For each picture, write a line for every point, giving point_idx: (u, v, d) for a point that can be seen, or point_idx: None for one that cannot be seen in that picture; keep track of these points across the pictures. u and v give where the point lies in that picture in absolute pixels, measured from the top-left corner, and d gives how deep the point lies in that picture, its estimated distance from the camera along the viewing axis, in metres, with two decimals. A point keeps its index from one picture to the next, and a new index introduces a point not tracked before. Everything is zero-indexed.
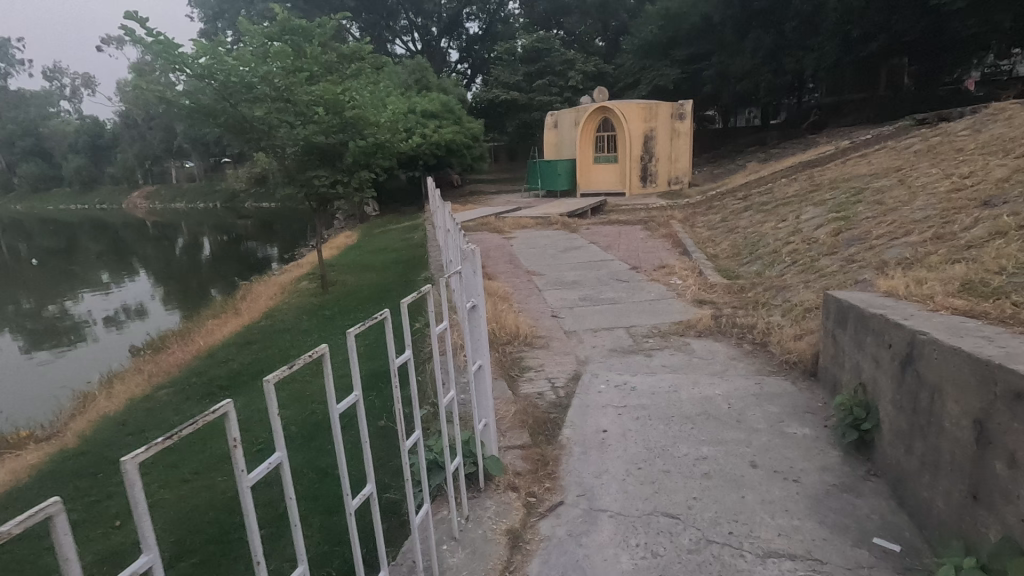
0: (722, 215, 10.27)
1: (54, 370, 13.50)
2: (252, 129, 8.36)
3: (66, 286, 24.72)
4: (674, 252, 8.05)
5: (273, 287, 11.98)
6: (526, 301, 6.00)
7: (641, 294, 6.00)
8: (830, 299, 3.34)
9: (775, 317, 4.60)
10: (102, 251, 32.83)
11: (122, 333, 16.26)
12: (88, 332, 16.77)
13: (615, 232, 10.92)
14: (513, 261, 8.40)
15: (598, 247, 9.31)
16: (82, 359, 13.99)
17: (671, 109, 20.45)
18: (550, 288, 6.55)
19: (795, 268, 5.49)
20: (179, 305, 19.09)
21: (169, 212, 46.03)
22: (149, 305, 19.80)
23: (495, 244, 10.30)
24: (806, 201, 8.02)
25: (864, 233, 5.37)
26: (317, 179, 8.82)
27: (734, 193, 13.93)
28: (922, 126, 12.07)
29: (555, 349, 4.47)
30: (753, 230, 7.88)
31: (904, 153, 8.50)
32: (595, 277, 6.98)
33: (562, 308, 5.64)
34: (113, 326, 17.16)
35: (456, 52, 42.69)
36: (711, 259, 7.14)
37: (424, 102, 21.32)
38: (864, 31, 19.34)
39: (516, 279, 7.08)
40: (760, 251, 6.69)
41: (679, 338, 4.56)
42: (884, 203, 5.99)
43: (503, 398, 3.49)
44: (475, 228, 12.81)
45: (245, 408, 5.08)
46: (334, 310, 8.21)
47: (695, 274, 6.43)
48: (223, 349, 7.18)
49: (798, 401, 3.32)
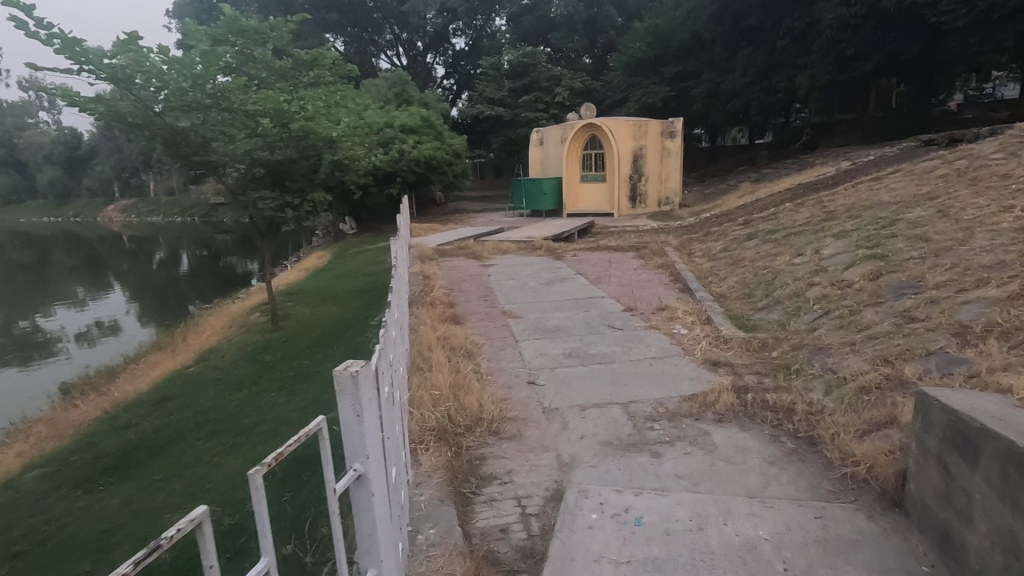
0: (722, 243, 9.31)
1: (18, 388, 12.46)
2: (186, 142, 7.15)
3: (39, 298, 23.52)
4: (673, 290, 7.00)
5: (222, 317, 10.72)
6: (498, 357, 4.88)
7: (639, 350, 4.91)
8: (931, 406, 2.25)
9: (816, 397, 3.53)
10: (76, 263, 31.50)
11: (95, 349, 15.22)
12: (59, 349, 15.65)
13: (603, 260, 9.90)
14: (488, 297, 7.29)
15: (585, 279, 8.24)
16: (45, 378, 12.92)
17: (662, 127, 19.62)
18: (528, 337, 5.41)
19: (829, 322, 4.44)
20: (155, 319, 18.02)
21: (146, 226, 44.48)
22: (124, 319, 18.69)
23: (470, 274, 9.21)
24: (822, 232, 7.04)
25: (916, 280, 4.34)
26: (261, 201, 7.78)
27: (731, 217, 13.04)
28: (931, 148, 11.30)
29: (530, 441, 3.35)
30: (764, 264, 6.86)
31: (927, 178, 7.60)
32: (583, 321, 5.89)
33: (541, 370, 4.53)
34: (86, 342, 16.06)
35: (442, 67, 41.95)
36: (718, 300, 6.10)
37: (403, 117, 20.26)
38: (858, 50, 18.79)
39: (489, 323, 5.96)
40: (777, 293, 5.66)
41: (693, 425, 3.47)
42: (929, 240, 5.00)
43: (447, 548, 2.37)
44: (451, 252, 11.71)
45: (118, 509, 3.88)
46: (279, 352, 7.06)
47: (702, 322, 5.38)
48: (131, 407, 5.91)
49: (887, 558, 2.21)
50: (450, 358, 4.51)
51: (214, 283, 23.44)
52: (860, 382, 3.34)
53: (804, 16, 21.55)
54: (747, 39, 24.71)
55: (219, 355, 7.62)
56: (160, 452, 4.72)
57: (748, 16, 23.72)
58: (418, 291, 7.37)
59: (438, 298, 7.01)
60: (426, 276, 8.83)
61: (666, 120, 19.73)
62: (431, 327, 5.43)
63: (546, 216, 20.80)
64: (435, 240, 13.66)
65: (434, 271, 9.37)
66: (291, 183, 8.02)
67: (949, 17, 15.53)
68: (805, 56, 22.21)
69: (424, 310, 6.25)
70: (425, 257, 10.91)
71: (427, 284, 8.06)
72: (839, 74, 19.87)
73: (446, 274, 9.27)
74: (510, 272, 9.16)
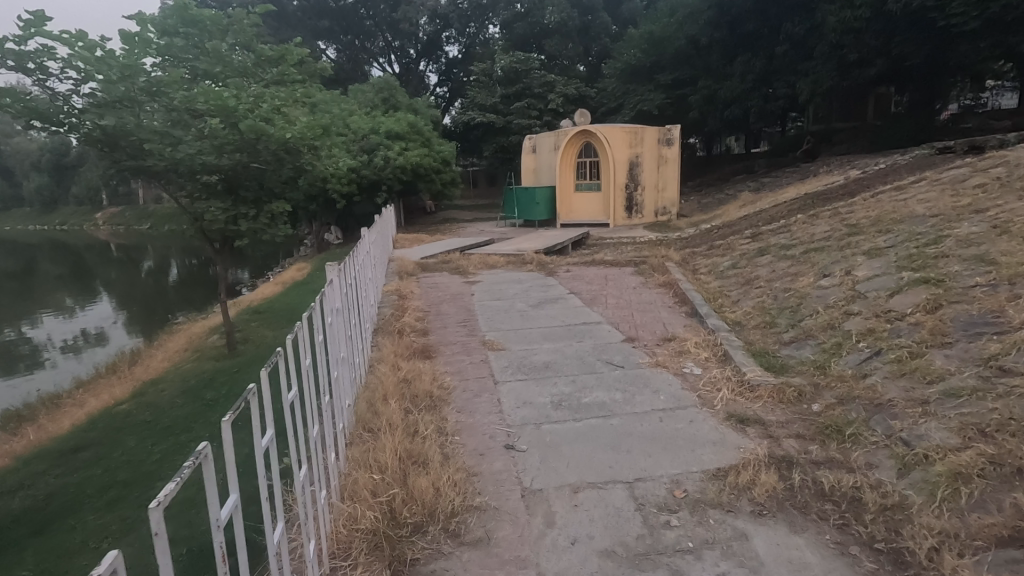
0: (729, 259, 8.46)
1: None
2: (124, 144, 6.31)
3: (23, 305, 22.56)
4: (679, 315, 6.09)
5: (180, 340, 9.72)
6: (471, 407, 3.95)
7: (644, 398, 4.00)
8: None
9: (887, 481, 2.64)
10: (63, 271, 30.49)
11: (81, 358, 14.42)
12: (45, 357, 14.80)
13: (599, 276, 9.02)
14: (468, 323, 6.37)
15: (579, 300, 7.34)
16: (18, 391, 12.07)
17: (658, 134, 18.88)
18: (510, 378, 4.50)
19: (884, 367, 3.55)
20: (142, 327, 17.20)
21: (132, 234, 43.27)
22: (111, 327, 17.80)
23: (451, 293, 8.30)
24: (847, 249, 6.20)
25: (993, 318, 3.47)
26: (209, 214, 6.93)
27: (734, 229, 12.24)
28: (949, 156, 10.54)
29: (500, 550, 2.44)
30: (785, 286, 5.99)
31: (961, 187, 6.79)
32: (577, 355, 5.00)
33: (523, 427, 3.62)
34: (72, 351, 15.21)
35: (435, 75, 41.17)
36: (733, 330, 5.21)
37: (389, 123, 19.41)
38: (860, 56, 18.11)
39: (464, 358, 5.05)
40: (807, 324, 4.77)
41: (725, 522, 2.54)
42: (995, 262, 4.15)
43: None
44: (433, 268, 10.79)
45: None
46: (227, 385, 6.12)
47: (720, 361, 4.49)
48: (33, 463, 4.92)
49: None
50: (407, 414, 3.59)
51: (193, 294, 22.36)
52: (952, 466, 2.46)
53: (804, 22, 20.97)
54: (744, 45, 24.16)
55: (162, 388, 6.66)
56: (39, 533, 3.78)
57: (746, 22, 23.18)
58: (389, 315, 6.47)
59: (409, 324, 6.09)
60: (401, 295, 7.94)
61: (664, 127, 18.98)
62: (392, 366, 4.50)
63: (539, 226, 19.93)
64: (417, 253, 12.72)
65: (411, 289, 8.46)
66: (245, 192, 7.16)
67: (960, 20, 14.90)
68: (806, 62, 21.60)
69: (390, 341, 5.34)
70: (404, 274, 10.01)
71: (401, 305, 7.14)
72: (841, 80, 19.25)
73: (424, 292, 8.35)
74: (493, 290, 8.30)
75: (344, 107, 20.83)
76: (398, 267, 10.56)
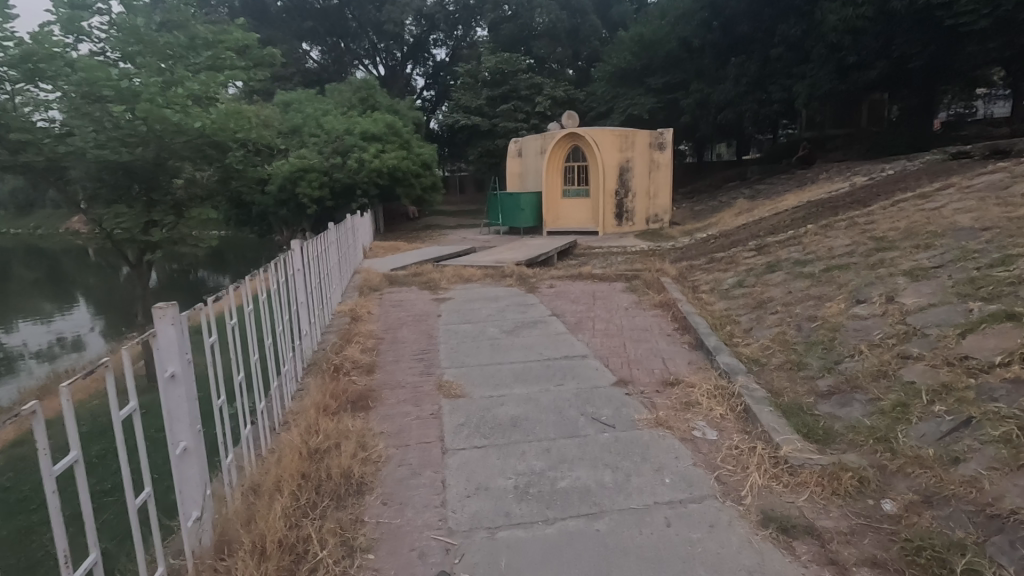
0: (732, 276, 7.42)
1: None
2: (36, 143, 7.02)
3: None
4: (683, 351, 4.98)
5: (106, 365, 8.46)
6: (406, 495, 2.83)
7: (643, 481, 2.89)
8: None
9: None
10: (32, 277, 28.86)
11: (52, 364, 13.34)
12: (17, 363, 13.67)
13: (585, 293, 7.93)
14: (424, 357, 5.23)
15: (562, 324, 6.23)
16: None
17: (649, 138, 17.93)
18: (462, 443, 3.39)
19: (987, 450, 2.50)
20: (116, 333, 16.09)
21: None
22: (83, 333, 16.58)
23: (414, 314, 7.18)
24: (882, 268, 5.19)
25: None
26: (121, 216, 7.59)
27: (734, 241, 11.24)
28: (968, 162, 9.65)
29: None
30: (811, 314, 4.93)
31: (1006, 196, 5.83)
32: (555, 407, 3.88)
33: (471, 536, 2.50)
34: (43, 357, 14.09)
35: (422, 78, 40.08)
36: (755, 375, 4.10)
37: (366, 123, 18.27)
38: (860, 58, 17.46)
39: (408, 411, 3.91)
40: (852, 368, 3.71)
41: None
42: None
43: None
44: (402, 282, 9.66)
45: None
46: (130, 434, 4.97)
47: (743, 422, 3.41)
48: None
49: None
50: (297, 522, 2.46)
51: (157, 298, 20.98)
52: None
53: (799, 23, 20.28)
54: (737, 48, 23.49)
55: (54, 432, 5.50)
56: None
57: (739, 23, 22.53)
58: (333, 345, 5.36)
59: (351, 358, 4.96)
60: (355, 316, 6.83)
61: (655, 131, 18.05)
62: (304, 428, 3.34)
63: (525, 234, 18.85)
64: (387, 265, 11.48)
65: (368, 308, 7.32)
66: (158, 195, 7.94)
67: (969, 18, 14.25)
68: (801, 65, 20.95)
69: (316, 386, 4.16)
70: (366, 289, 8.86)
71: (351, 331, 6.01)
72: (839, 83, 18.56)
73: (384, 313, 7.21)
74: (461, 310, 7.27)
75: (320, 108, 19.79)
76: (362, 282, 9.42)
